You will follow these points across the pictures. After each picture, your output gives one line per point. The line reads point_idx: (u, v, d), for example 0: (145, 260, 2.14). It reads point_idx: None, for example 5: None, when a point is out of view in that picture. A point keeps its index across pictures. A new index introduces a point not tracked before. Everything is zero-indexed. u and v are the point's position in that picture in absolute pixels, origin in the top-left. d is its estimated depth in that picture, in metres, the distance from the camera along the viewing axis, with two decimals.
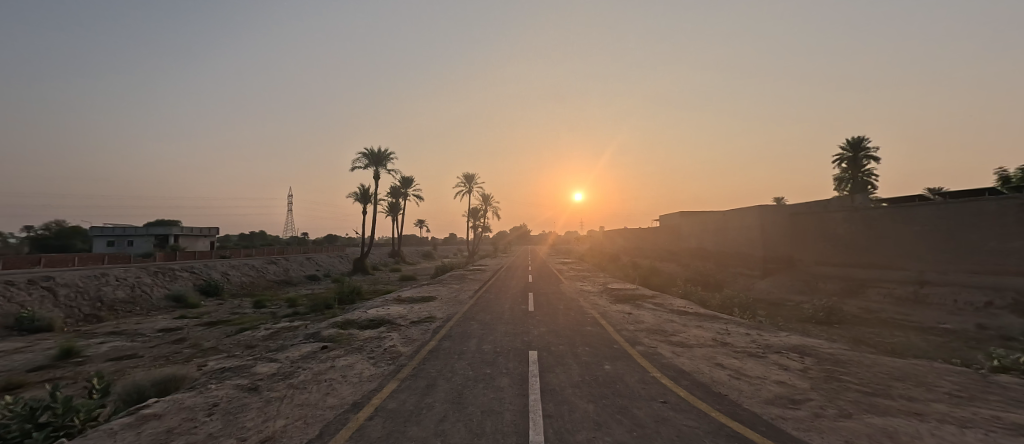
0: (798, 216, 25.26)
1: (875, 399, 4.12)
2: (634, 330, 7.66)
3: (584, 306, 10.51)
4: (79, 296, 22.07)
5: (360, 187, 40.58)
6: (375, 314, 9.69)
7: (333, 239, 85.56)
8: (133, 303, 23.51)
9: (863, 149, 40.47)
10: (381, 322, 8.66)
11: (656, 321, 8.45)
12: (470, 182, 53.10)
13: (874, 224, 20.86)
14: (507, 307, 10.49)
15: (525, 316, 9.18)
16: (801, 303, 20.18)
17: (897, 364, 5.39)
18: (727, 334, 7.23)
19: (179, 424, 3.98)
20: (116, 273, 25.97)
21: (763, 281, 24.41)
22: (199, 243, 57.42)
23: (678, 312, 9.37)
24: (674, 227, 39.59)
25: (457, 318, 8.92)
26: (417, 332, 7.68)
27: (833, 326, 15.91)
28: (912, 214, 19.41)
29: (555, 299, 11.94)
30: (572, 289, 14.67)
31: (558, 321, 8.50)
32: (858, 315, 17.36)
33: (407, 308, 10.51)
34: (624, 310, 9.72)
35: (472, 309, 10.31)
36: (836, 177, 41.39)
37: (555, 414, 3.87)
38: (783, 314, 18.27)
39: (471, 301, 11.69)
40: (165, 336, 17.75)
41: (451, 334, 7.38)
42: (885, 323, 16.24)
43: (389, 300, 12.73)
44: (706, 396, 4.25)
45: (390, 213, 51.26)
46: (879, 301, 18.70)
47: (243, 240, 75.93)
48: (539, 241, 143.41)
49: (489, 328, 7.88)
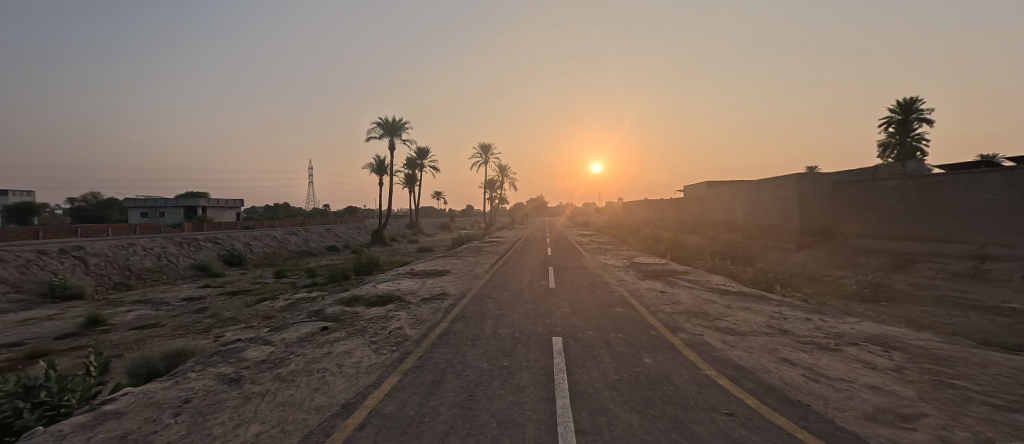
0: (841, 185, 23.35)
1: (1015, 418, 3.13)
2: (671, 313, 6.73)
3: (610, 282, 9.64)
4: (108, 264, 22.44)
5: (377, 157, 40.03)
6: (385, 289, 9.07)
7: (353, 210, 86.46)
8: (160, 272, 23.87)
9: (914, 111, 37.11)
10: (390, 299, 8.03)
11: (694, 302, 7.49)
12: (487, 153, 51.93)
13: (930, 193, 18.93)
14: (525, 283, 9.71)
15: (545, 294, 8.36)
16: (842, 278, 18.83)
17: (1015, 363, 4.32)
18: (782, 319, 6.22)
19: (137, 428, 3.32)
20: (143, 243, 26.36)
21: (797, 254, 22.96)
22: (226, 214, 58.75)
23: (718, 290, 8.38)
24: (699, 197, 37.81)
25: (471, 295, 8.21)
26: (428, 311, 6.98)
27: (881, 304, 14.66)
28: (977, 182, 17.41)
29: (577, 274, 11.07)
30: (595, 263, 13.84)
31: (583, 301, 7.66)
32: (908, 292, 16.02)
33: (419, 283, 9.90)
34: (655, 288, 8.78)
35: (488, 284, 9.59)
36: (882, 142, 38.44)
37: (591, 429, 3.05)
38: (823, 290, 17.06)
39: (487, 276, 10.99)
40: (188, 304, 17.84)
41: (464, 315, 6.63)
42: (939, 301, 14.86)
43: (401, 273, 12.15)
44: (784, 407, 3.34)
45: (407, 184, 50.88)
46: (932, 278, 17.19)
47: (268, 211, 77.59)
48: (558, 212, 141.83)
49: (506, 308, 7.10)
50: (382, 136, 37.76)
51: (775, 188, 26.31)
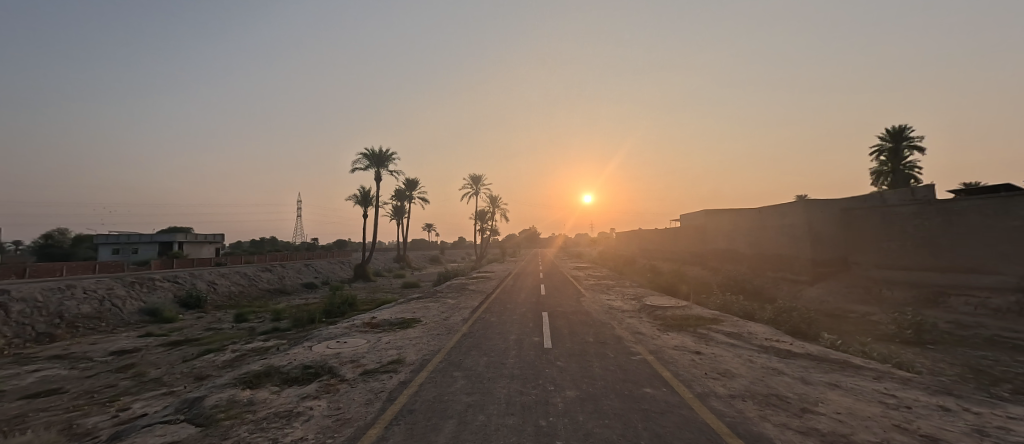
0: (853, 212, 21.57)
1: None
2: (729, 397, 4.45)
3: (622, 337, 7.37)
4: (35, 311, 19.40)
5: (360, 189, 38.18)
6: (319, 354, 6.61)
7: (341, 245, 83.52)
8: (99, 319, 20.82)
9: (905, 139, 36.44)
10: (317, 372, 5.64)
11: (752, 373, 5.20)
12: (478, 184, 50.34)
13: (954, 219, 17.11)
14: (512, 340, 7.37)
15: (538, 360, 6.00)
16: (869, 315, 16.62)
17: None
18: (912, 416, 3.96)
19: None
20: (85, 284, 23.37)
21: (812, 287, 20.82)
22: (205, 250, 55.69)
23: (774, 352, 6.11)
24: (697, 225, 35.97)
25: (433, 364, 5.85)
26: (360, 398, 4.63)
27: (929, 348, 12.42)
28: (1006, 205, 15.56)
29: (576, 324, 8.68)
30: (596, 305, 11.56)
31: (593, 373, 5.34)
32: (953, 332, 13.84)
33: (372, 341, 7.50)
34: (687, 347, 6.50)
35: (463, 343, 7.20)
36: (874, 170, 37.59)
37: None
38: (855, 330, 14.82)
39: (464, 328, 8.59)
40: (112, 361, 14.89)
41: (413, 409, 4.27)
42: (994, 344, 12.67)
43: (355, 324, 9.67)
44: None
45: (394, 216, 48.80)
46: (970, 314, 15.00)
47: (253, 246, 74.63)
48: (550, 243, 139.88)
49: (482, 392, 4.71)
50: (366, 167, 35.90)
51: (780, 215, 24.53)
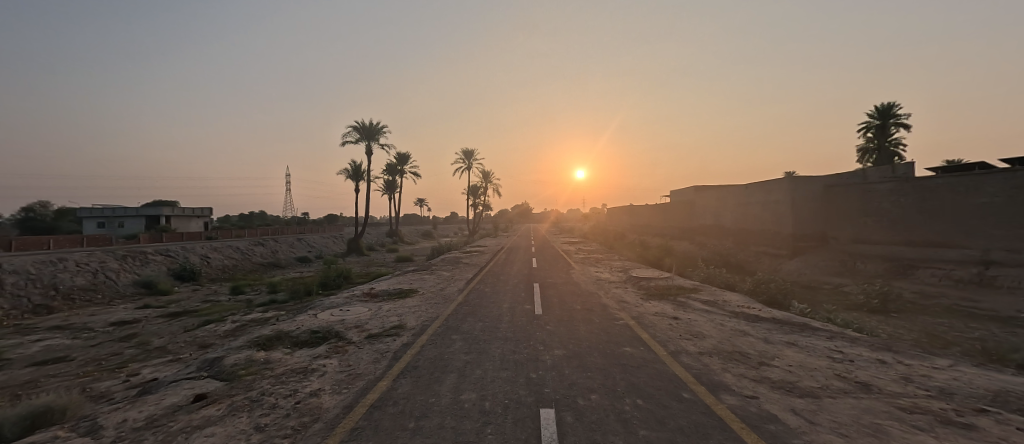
0: (834, 189, 22.23)
1: None
2: (698, 354, 5.01)
3: (608, 305, 7.92)
4: (29, 283, 19.51)
5: (352, 163, 37.98)
6: (325, 320, 7.07)
7: (333, 220, 83.13)
8: (94, 291, 21.02)
9: (892, 116, 36.97)
10: (325, 336, 6.11)
11: (721, 334, 5.80)
12: (470, 158, 50.20)
13: (927, 195, 17.82)
14: (506, 308, 7.90)
15: (530, 325, 6.52)
16: (841, 287, 17.58)
17: None
18: (853, 368, 4.55)
19: None
20: (76, 257, 23.32)
21: (792, 260, 21.75)
22: (192, 224, 55.15)
23: (743, 317, 6.72)
24: (686, 201, 36.72)
25: (433, 329, 6.34)
26: (369, 357, 5.11)
27: (892, 316, 13.32)
28: (976, 183, 16.23)
29: (566, 294, 9.25)
30: (585, 277, 12.18)
31: (579, 336, 5.89)
32: (917, 301, 14.78)
33: (373, 309, 7.97)
34: (666, 313, 7.08)
35: (460, 310, 7.72)
36: (860, 147, 38.30)
37: None
38: (827, 300, 15.72)
39: (459, 297, 9.11)
40: (114, 331, 15.26)
41: (416, 366, 4.76)
42: (952, 311, 13.63)
43: (355, 294, 10.14)
44: None
45: (387, 191, 48.81)
46: (935, 285, 15.95)
47: (242, 220, 74.20)
48: (542, 218, 140.64)
49: (478, 352, 5.20)
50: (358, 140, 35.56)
51: (764, 192, 25.17)
